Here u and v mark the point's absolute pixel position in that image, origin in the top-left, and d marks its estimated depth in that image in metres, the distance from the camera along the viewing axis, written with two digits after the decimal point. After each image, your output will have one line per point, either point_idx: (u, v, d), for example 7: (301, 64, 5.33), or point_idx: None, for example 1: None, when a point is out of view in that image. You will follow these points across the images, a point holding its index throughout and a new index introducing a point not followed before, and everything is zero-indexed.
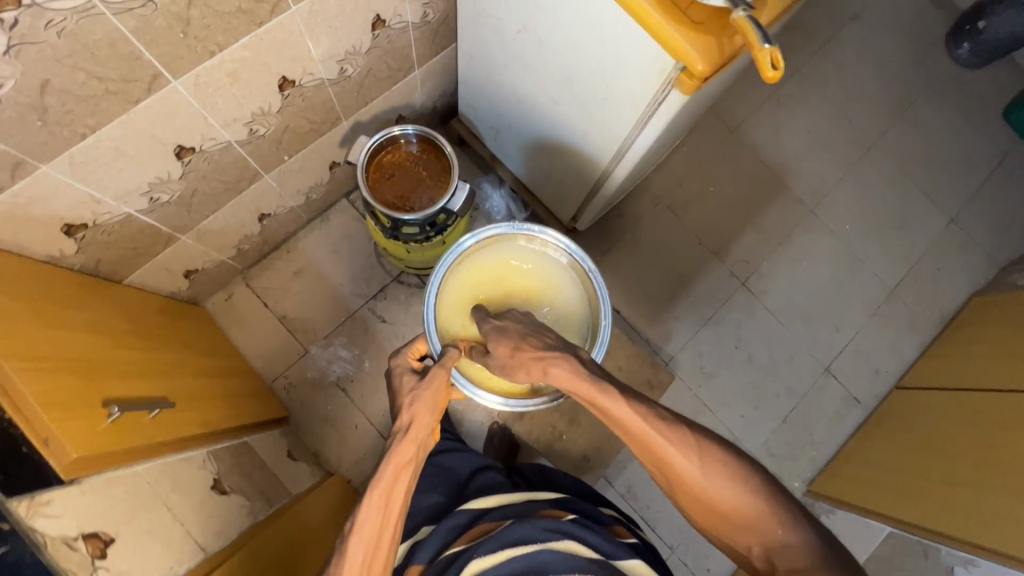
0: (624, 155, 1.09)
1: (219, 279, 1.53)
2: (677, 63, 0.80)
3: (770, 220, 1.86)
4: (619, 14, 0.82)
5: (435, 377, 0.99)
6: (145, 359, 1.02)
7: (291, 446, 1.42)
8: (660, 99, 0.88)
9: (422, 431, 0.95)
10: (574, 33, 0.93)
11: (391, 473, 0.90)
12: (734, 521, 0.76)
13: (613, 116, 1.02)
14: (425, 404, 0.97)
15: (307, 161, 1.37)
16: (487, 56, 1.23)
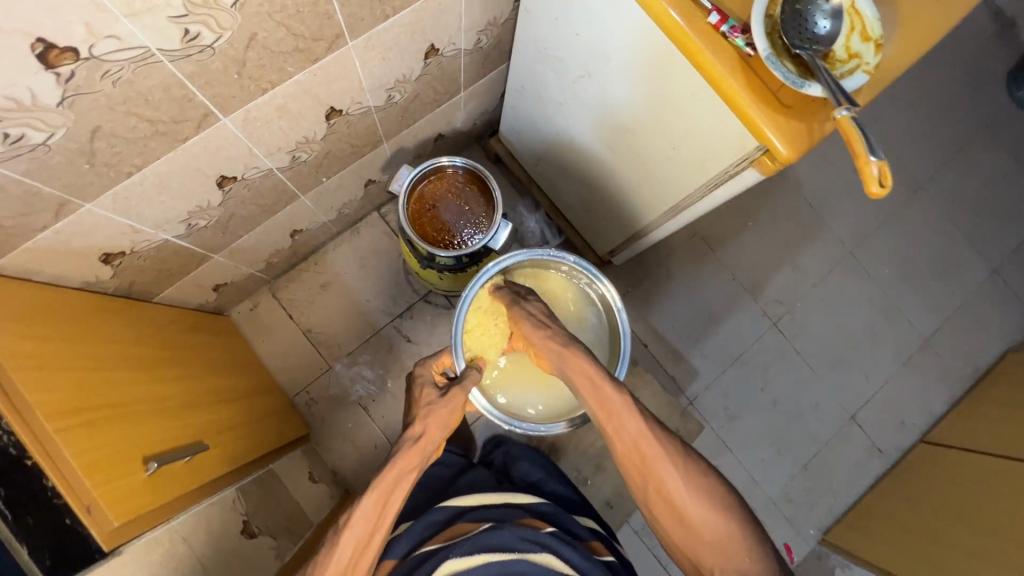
0: (680, 212, 1.05)
1: (246, 290, 1.51)
2: (759, 145, 0.75)
3: (807, 259, 1.81)
4: (699, 85, 0.77)
5: (454, 400, 1.02)
6: (179, 388, 1.01)
7: (311, 467, 1.41)
8: (732, 174, 0.83)
9: (430, 445, 0.96)
10: (639, 90, 0.88)
11: (395, 477, 0.91)
12: (704, 539, 0.82)
13: (673, 175, 0.97)
14: (439, 420, 0.99)
15: (344, 181, 1.32)
16: (541, 90, 1.18)
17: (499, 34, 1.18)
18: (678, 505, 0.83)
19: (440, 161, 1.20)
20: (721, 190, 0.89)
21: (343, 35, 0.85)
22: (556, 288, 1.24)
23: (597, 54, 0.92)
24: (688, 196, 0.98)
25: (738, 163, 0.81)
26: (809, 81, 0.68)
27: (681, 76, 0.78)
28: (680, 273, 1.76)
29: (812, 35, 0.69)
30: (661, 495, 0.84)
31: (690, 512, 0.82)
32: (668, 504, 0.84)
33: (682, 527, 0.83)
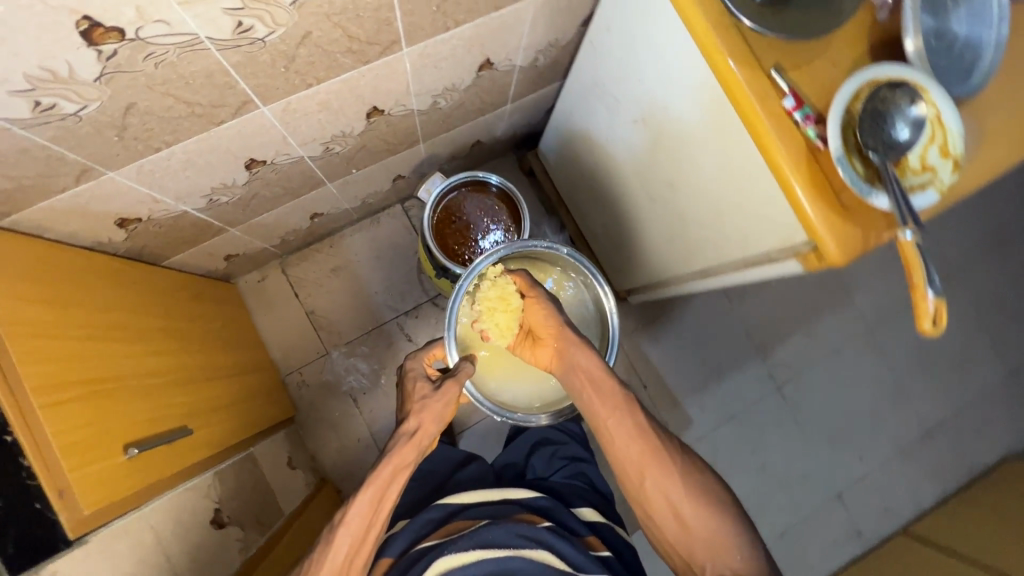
0: (707, 277, 1.01)
1: (256, 262, 1.49)
2: (807, 240, 0.71)
3: (824, 328, 1.77)
4: (757, 165, 0.73)
5: (448, 396, 0.93)
6: (174, 364, 0.99)
7: (290, 452, 1.39)
8: (774, 259, 0.79)
9: (424, 439, 0.90)
10: (691, 151, 0.85)
11: (389, 473, 0.85)
12: (697, 541, 0.80)
13: (711, 240, 0.93)
14: (436, 413, 0.92)
15: (373, 174, 1.30)
16: (590, 122, 1.14)
17: (558, 55, 1.14)
18: (674, 504, 0.82)
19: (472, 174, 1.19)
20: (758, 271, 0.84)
21: (399, 42, 0.82)
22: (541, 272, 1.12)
23: (653, 104, 0.88)
24: (721, 265, 0.94)
25: (781, 251, 0.77)
26: (875, 189, 0.64)
27: (739, 150, 0.74)
28: (693, 319, 1.73)
29: (888, 140, 0.65)
30: (656, 491, 0.84)
31: (684, 509, 0.82)
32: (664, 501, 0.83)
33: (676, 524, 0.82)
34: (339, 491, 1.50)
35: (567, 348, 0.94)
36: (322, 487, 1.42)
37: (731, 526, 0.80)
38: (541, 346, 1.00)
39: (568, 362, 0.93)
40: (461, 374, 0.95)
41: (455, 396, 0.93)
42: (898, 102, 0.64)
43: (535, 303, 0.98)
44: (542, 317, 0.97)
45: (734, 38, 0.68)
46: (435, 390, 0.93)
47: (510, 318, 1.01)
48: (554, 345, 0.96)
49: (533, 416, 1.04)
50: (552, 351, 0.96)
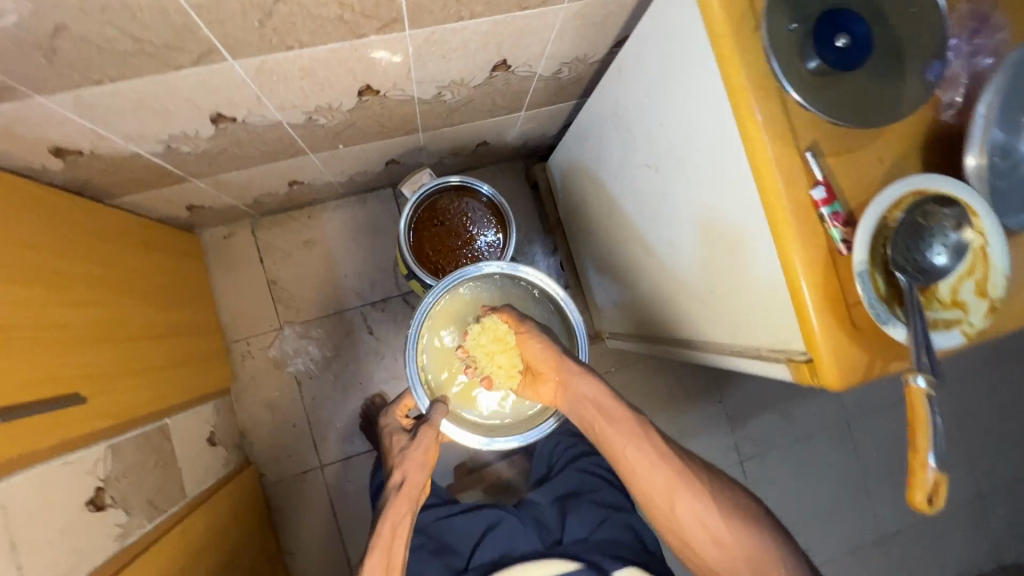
0: (695, 348, 0.92)
1: (224, 217, 1.39)
2: (804, 350, 0.62)
3: (801, 411, 1.69)
4: (763, 255, 0.63)
5: (426, 444, 0.99)
6: (89, 318, 0.89)
7: (215, 427, 1.29)
8: (765, 357, 0.70)
9: (414, 488, 0.99)
10: (699, 215, 0.75)
11: (387, 530, 0.95)
12: (734, 557, 0.84)
13: (702, 314, 0.84)
14: (417, 460, 1.00)
15: (363, 153, 1.19)
16: (600, 152, 1.04)
17: (583, 72, 1.04)
18: (714, 536, 0.85)
19: (465, 179, 1.09)
20: (746, 362, 0.76)
21: (402, 21, 0.72)
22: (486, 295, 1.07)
23: (667, 153, 0.78)
24: (711, 342, 0.86)
25: (773, 352, 0.68)
26: (894, 318, 0.55)
27: (748, 230, 0.65)
28: (669, 373, 1.64)
29: (923, 264, 0.55)
30: (694, 523, 0.86)
31: (722, 535, 0.85)
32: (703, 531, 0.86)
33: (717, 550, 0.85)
34: (261, 475, 1.42)
35: (571, 382, 0.94)
36: (241, 471, 1.33)
37: (768, 541, 0.85)
38: (542, 382, 1.00)
39: (573, 394, 0.94)
40: (434, 416, 0.96)
41: (432, 441, 0.98)
42: (943, 224, 0.54)
43: (526, 339, 0.97)
44: (536, 351, 0.96)
45: (773, 104, 0.58)
46: (412, 441, 1.01)
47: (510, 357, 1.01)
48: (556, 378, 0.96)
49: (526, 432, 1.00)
50: (553, 383, 0.97)
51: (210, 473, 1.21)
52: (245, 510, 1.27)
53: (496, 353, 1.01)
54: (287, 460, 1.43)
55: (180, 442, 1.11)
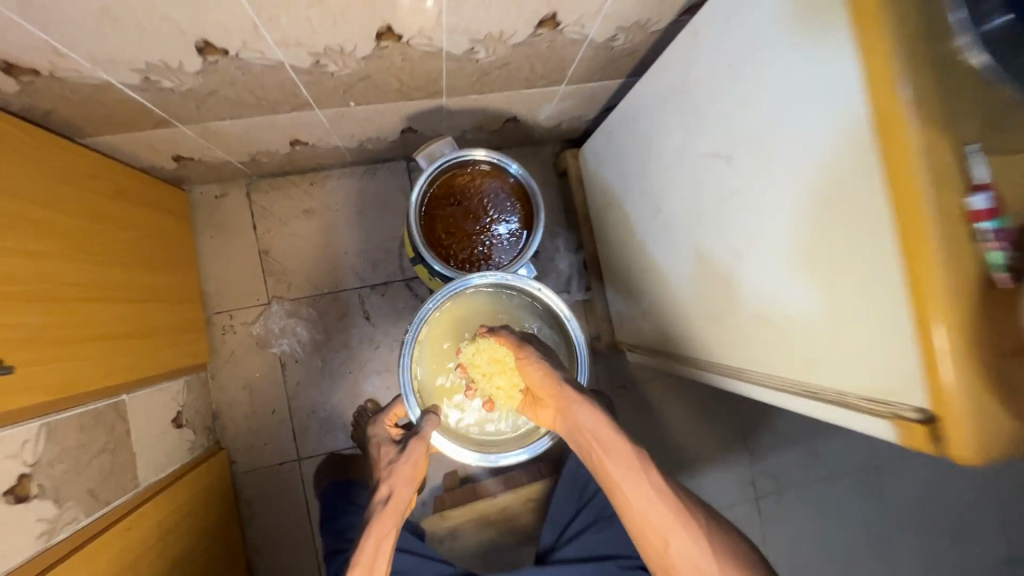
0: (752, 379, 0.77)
1: (217, 174, 1.25)
2: (921, 408, 0.48)
3: (828, 449, 1.55)
4: (873, 284, 0.50)
5: (415, 457, 0.90)
6: (32, 272, 0.75)
7: (184, 405, 1.15)
8: (856, 407, 0.57)
9: (400, 504, 0.88)
10: (779, 223, 0.61)
11: (370, 554, 0.82)
12: None
13: (769, 342, 0.70)
14: (405, 474, 0.90)
15: (376, 116, 1.05)
16: (652, 139, 0.89)
17: (640, 42, 0.89)
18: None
19: (488, 154, 0.93)
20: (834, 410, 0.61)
21: None
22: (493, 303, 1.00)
23: (750, 141, 0.63)
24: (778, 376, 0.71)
25: (883, 404, 0.53)
26: None
27: (855, 247, 0.51)
28: (688, 394, 1.50)
29: None
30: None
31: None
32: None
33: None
34: (232, 462, 1.28)
35: (566, 413, 0.82)
36: (208, 457, 1.19)
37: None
38: (541, 407, 0.91)
39: (571, 422, 0.82)
40: (426, 429, 0.90)
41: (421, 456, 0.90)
42: None
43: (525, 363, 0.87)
44: (535, 377, 0.86)
45: (925, 81, 0.45)
46: (401, 453, 0.91)
47: (511, 378, 0.94)
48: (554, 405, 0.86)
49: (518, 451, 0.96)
50: (553, 409, 0.86)
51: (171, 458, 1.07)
52: (207, 502, 1.13)
53: (492, 375, 0.94)
54: (262, 449, 1.30)
55: (137, 421, 0.97)
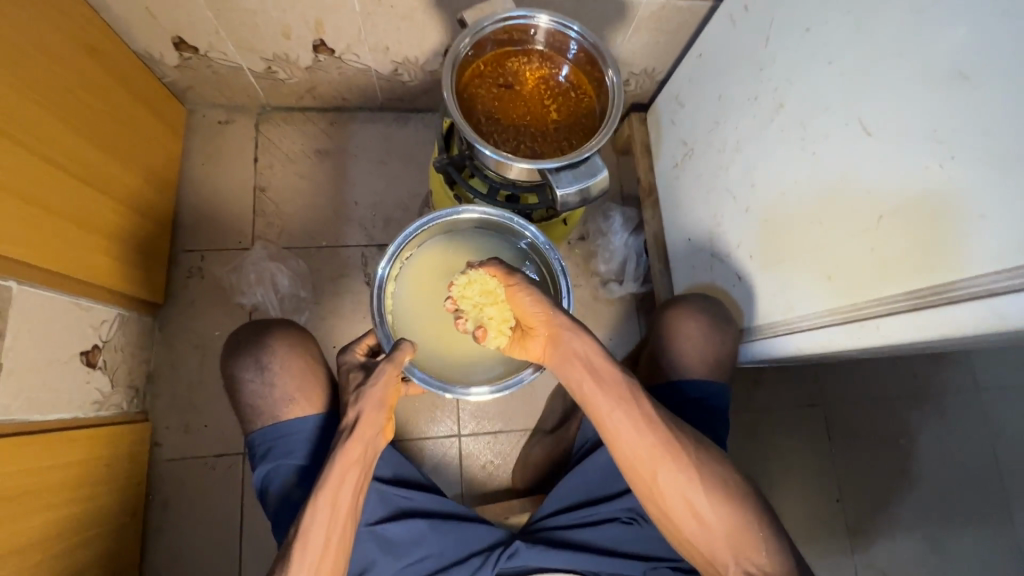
0: (864, 317, 0.57)
1: (225, 91, 1.07)
2: None
3: (966, 562, 1.08)
4: None
5: (386, 374, 0.61)
6: None
7: (106, 342, 0.86)
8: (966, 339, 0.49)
9: (367, 430, 0.60)
10: (954, 76, 0.46)
11: (326, 503, 0.57)
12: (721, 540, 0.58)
13: (923, 238, 0.49)
14: (375, 397, 0.61)
15: (422, 8, 0.86)
16: (774, 14, 0.67)
17: None
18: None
19: (547, 21, 0.69)
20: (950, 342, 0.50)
21: None
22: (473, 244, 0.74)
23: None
24: (934, 285, 0.49)
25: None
26: None
27: None
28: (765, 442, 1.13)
29: None
30: (688, 519, 0.58)
31: (715, 528, 0.58)
32: (731, 560, 0.58)
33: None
34: (155, 444, 0.95)
35: (558, 346, 0.60)
36: (120, 423, 0.88)
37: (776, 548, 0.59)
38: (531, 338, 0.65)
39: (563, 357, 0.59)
40: (397, 356, 0.62)
41: (395, 375, 0.62)
42: None
43: (513, 292, 0.61)
44: (525, 305, 0.60)
45: None
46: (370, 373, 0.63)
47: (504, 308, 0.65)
48: (544, 337, 0.61)
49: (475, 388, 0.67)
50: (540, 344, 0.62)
51: (61, 406, 0.77)
52: (93, 483, 0.80)
53: (485, 306, 0.65)
54: (198, 431, 0.97)
55: (19, 330, 0.69)
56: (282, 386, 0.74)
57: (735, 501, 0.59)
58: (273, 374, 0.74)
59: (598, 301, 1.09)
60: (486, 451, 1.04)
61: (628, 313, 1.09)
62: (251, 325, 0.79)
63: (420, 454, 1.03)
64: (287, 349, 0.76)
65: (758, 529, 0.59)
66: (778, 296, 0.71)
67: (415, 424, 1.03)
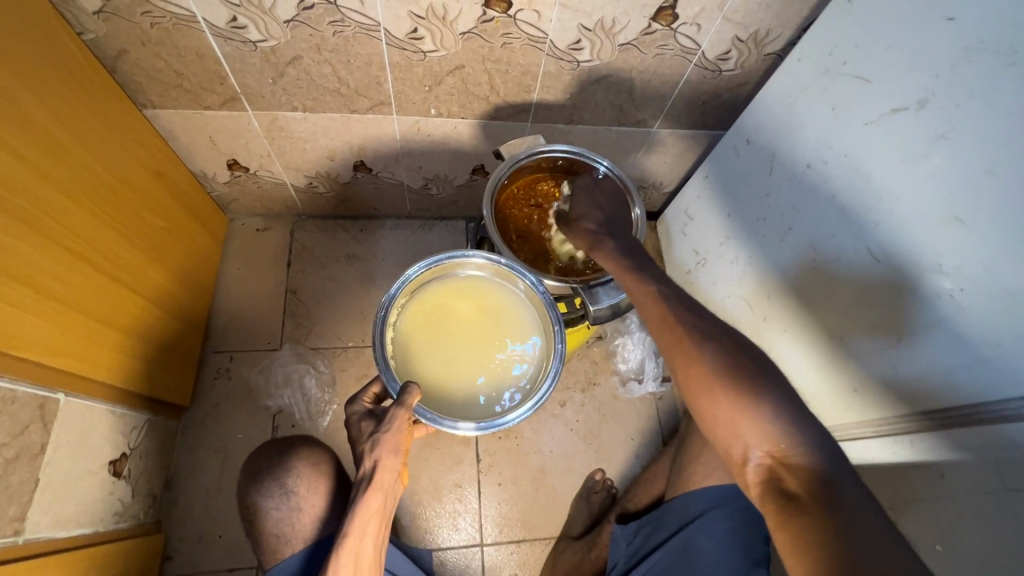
0: (896, 435, 0.62)
1: (267, 202, 1.15)
2: None
3: None
4: None
5: (399, 419, 0.63)
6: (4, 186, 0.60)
7: (133, 450, 0.86)
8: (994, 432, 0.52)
9: (386, 478, 0.62)
10: (948, 218, 0.53)
11: (349, 559, 0.60)
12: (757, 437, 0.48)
13: (954, 356, 0.54)
14: (390, 442, 0.62)
15: (456, 136, 0.96)
16: (775, 149, 0.76)
17: (755, 66, 0.81)
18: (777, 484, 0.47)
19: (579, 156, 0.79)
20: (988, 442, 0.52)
21: None
22: (462, 288, 0.76)
23: (990, 54, 0.49)
24: (963, 406, 0.54)
25: None
26: None
27: None
28: None
29: None
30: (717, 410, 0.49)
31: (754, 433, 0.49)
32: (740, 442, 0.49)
33: (776, 511, 0.46)
34: (166, 557, 0.92)
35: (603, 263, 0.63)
36: (134, 536, 0.85)
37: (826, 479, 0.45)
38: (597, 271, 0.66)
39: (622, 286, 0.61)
40: (406, 402, 0.62)
41: (407, 420, 0.63)
42: None
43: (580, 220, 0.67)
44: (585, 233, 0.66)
45: None
46: (381, 419, 0.64)
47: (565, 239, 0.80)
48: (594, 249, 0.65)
49: (455, 424, 0.65)
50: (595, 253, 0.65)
51: (83, 519, 0.75)
52: None
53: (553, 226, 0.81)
54: (212, 542, 0.94)
55: (60, 441, 0.70)
56: (313, 507, 0.75)
57: (759, 393, 0.49)
58: (296, 493, 0.74)
59: (619, 403, 1.12)
60: (509, 560, 1.00)
61: (646, 413, 1.11)
62: (271, 444, 0.79)
63: (439, 566, 0.99)
64: (319, 466, 0.77)
65: (778, 426, 0.48)
66: (818, 396, 0.74)
67: (435, 533, 1.01)
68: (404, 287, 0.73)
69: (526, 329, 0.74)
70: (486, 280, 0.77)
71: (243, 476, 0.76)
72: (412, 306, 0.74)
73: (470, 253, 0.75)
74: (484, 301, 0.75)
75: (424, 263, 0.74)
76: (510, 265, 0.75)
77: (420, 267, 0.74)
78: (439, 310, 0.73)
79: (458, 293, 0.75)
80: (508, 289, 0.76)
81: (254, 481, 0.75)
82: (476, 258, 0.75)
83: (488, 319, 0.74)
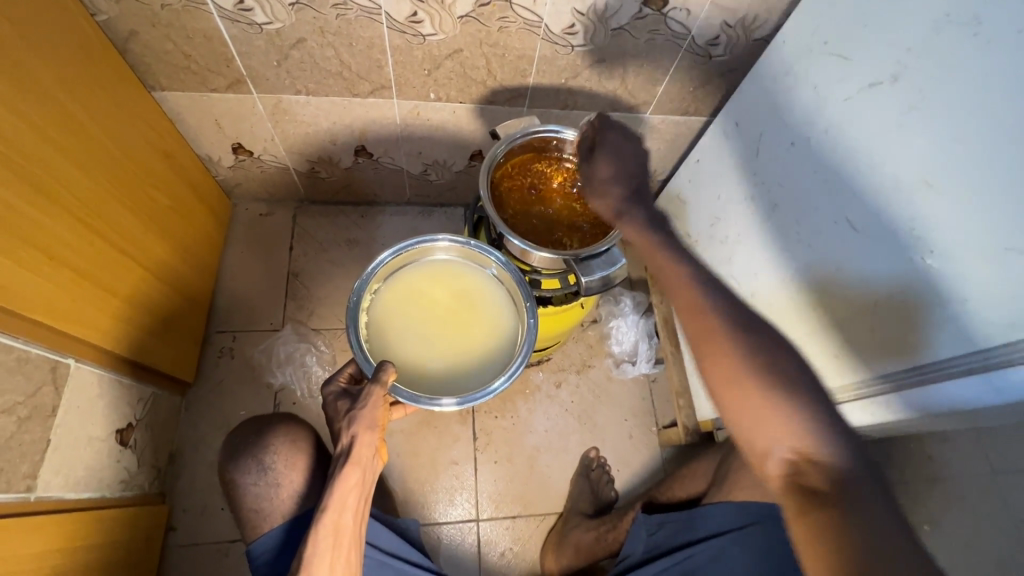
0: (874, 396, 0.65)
1: (268, 186, 1.17)
2: None
3: None
4: None
5: (375, 396, 0.65)
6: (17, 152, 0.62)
7: (139, 421, 0.89)
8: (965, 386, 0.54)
9: (363, 454, 0.65)
10: (921, 183, 0.56)
11: (328, 532, 0.63)
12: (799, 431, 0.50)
13: (926, 316, 0.56)
14: (366, 419, 0.65)
15: (455, 120, 0.99)
16: (762, 128, 0.79)
17: (744, 49, 0.84)
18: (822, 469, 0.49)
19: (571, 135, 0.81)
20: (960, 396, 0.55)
21: None
22: (432, 272, 0.78)
23: (961, 25, 0.52)
24: (935, 362, 0.56)
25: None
26: None
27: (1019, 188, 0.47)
28: None
29: None
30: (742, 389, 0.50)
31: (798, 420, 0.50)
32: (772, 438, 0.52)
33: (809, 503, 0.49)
34: (169, 529, 0.94)
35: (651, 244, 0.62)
36: (139, 504, 0.88)
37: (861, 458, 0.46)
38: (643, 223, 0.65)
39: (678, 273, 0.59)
40: (378, 381, 0.64)
41: (382, 397, 0.65)
42: None
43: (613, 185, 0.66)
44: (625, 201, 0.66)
45: None
46: (358, 397, 0.66)
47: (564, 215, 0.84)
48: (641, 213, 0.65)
49: (432, 398, 0.67)
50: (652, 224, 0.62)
51: (91, 484, 0.78)
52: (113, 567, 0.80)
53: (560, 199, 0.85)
54: (213, 515, 0.96)
55: (70, 405, 0.73)
56: (291, 484, 0.77)
57: None
58: (275, 472, 0.77)
59: (614, 385, 1.14)
60: (505, 535, 1.03)
61: (640, 394, 1.14)
62: (249, 424, 0.81)
63: (436, 539, 1.01)
64: (297, 443, 0.79)
65: None
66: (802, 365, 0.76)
67: (431, 508, 1.03)
68: (376, 272, 0.75)
69: (497, 308, 0.77)
70: (454, 263, 0.80)
71: (222, 456, 0.79)
72: (385, 290, 0.76)
73: (436, 237, 0.77)
74: (455, 283, 0.78)
75: (394, 248, 0.76)
76: (478, 246, 0.78)
77: (389, 253, 0.75)
78: (411, 291, 0.76)
79: (427, 277, 0.78)
80: (477, 269, 0.79)
81: (233, 461, 0.78)
82: (445, 241, 0.77)
83: (458, 299, 0.76)
